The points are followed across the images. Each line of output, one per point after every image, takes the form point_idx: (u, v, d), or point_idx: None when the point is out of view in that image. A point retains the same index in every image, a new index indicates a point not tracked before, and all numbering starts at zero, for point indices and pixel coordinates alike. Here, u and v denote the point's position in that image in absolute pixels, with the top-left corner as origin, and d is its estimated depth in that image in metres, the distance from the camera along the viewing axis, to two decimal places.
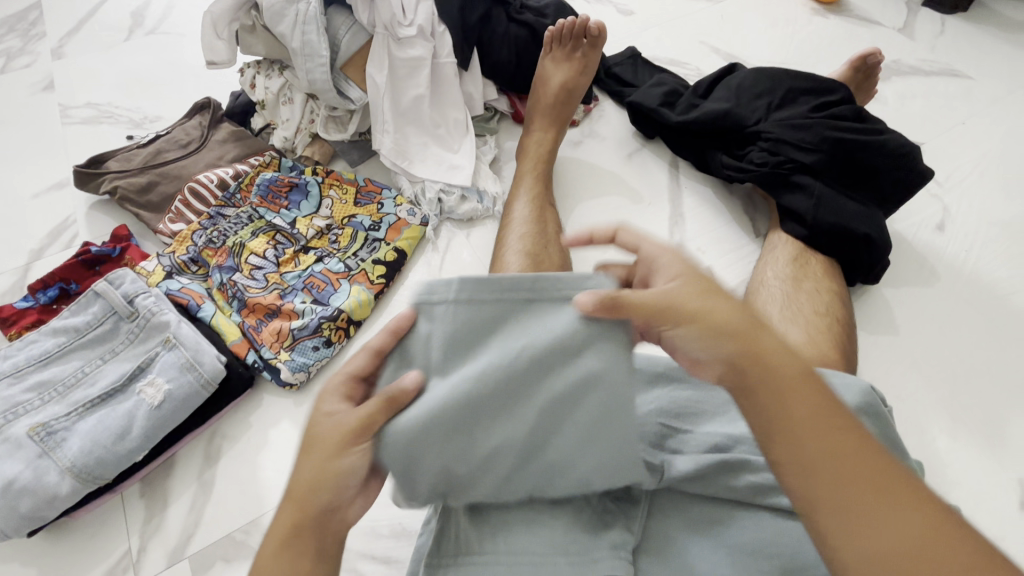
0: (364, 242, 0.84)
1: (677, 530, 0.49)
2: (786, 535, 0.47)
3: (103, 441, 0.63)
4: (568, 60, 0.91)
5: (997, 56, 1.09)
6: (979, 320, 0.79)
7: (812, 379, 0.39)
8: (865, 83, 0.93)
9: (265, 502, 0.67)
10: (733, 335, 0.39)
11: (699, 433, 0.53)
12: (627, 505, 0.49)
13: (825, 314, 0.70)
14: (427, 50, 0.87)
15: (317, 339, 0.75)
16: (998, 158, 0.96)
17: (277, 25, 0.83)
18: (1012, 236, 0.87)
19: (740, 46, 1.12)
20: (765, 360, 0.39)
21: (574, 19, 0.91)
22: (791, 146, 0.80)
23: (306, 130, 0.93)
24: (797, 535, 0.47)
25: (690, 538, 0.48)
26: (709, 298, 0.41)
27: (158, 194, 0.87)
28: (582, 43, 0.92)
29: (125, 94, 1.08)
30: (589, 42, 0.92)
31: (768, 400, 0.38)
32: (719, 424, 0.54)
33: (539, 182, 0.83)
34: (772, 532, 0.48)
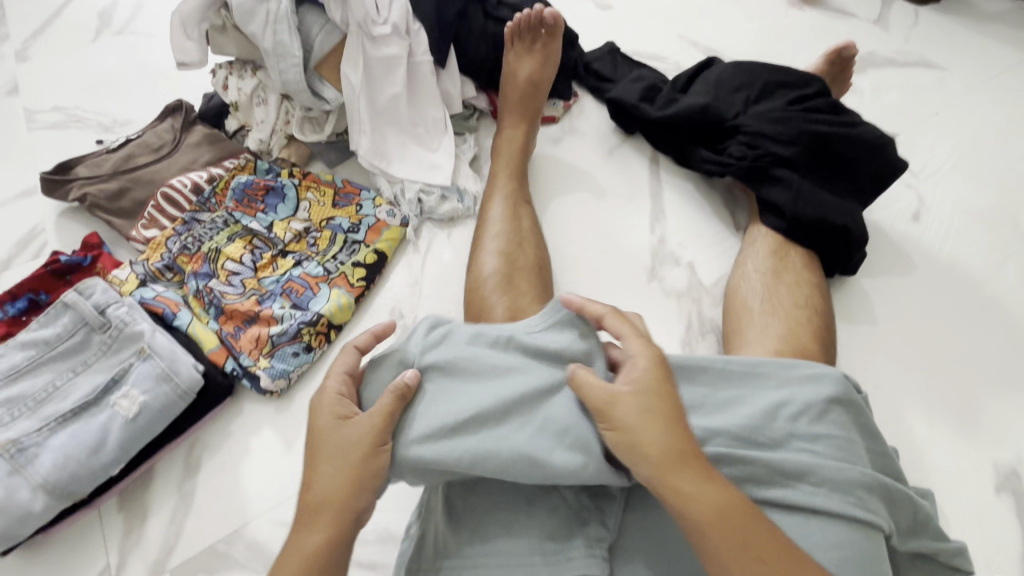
0: (343, 244, 0.83)
1: (651, 523, 0.52)
2: None
3: (77, 455, 0.62)
4: (529, 53, 0.91)
5: (969, 47, 1.10)
6: (955, 308, 0.81)
7: (730, 511, 0.46)
8: (840, 76, 0.94)
9: (247, 512, 0.66)
10: (658, 461, 0.47)
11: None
12: (602, 500, 0.52)
13: (805, 307, 0.70)
14: (402, 48, 0.87)
15: (296, 345, 0.74)
16: (971, 148, 0.97)
17: (248, 24, 0.81)
18: (984, 224, 0.88)
19: (718, 40, 1.12)
20: (691, 487, 0.46)
21: (528, 11, 0.91)
22: (768, 139, 0.81)
23: (282, 131, 0.91)
24: None
25: (662, 531, 0.52)
26: (649, 419, 0.48)
27: (129, 200, 0.85)
28: (541, 34, 0.91)
29: (93, 97, 1.05)
30: (546, 32, 0.91)
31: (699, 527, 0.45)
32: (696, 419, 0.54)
33: (513, 179, 0.83)
34: None
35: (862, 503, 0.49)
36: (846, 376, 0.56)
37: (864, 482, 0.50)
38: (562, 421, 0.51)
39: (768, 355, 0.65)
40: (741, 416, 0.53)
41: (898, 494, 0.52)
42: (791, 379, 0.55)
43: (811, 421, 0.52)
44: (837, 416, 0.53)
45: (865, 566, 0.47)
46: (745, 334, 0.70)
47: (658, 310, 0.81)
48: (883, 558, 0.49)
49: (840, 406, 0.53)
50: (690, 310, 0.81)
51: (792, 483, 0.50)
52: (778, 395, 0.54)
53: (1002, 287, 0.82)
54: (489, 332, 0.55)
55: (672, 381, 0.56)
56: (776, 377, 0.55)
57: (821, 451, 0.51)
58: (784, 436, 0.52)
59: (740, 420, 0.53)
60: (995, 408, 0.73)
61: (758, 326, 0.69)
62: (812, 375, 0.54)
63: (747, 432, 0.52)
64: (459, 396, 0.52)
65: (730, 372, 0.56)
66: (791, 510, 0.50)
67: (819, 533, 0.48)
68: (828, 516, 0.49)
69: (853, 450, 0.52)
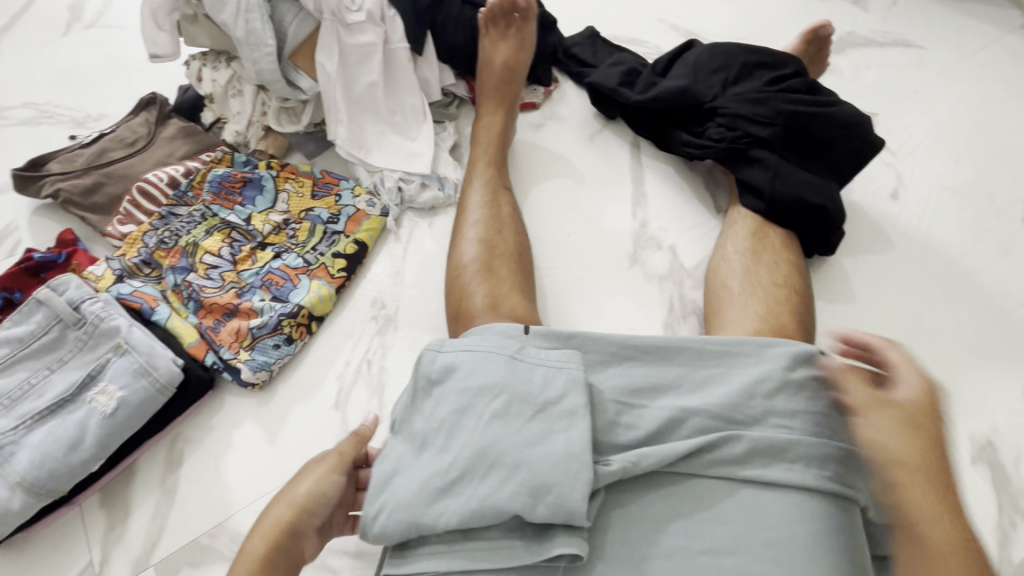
0: (322, 235, 0.82)
1: (633, 502, 0.50)
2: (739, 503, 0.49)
3: (54, 453, 0.61)
4: (506, 39, 0.90)
5: (947, 26, 1.11)
6: (932, 285, 0.82)
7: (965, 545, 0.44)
8: (817, 56, 0.94)
9: (231, 505, 0.66)
10: (904, 455, 0.48)
11: (653, 408, 0.54)
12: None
13: (784, 286, 0.70)
14: (378, 36, 0.86)
15: (277, 337, 0.74)
16: (949, 125, 0.98)
17: (219, 13, 0.80)
18: (961, 200, 0.89)
19: (699, 22, 1.12)
20: (932, 490, 0.46)
21: None
22: (746, 120, 0.81)
23: (258, 122, 0.90)
24: (749, 503, 0.49)
25: (645, 509, 0.50)
26: (909, 428, 0.49)
27: (103, 196, 0.84)
28: (514, 18, 0.91)
29: (65, 92, 1.03)
30: (521, 16, 0.91)
31: (915, 529, 0.46)
32: (673, 397, 0.55)
33: (493, 166, 0.82)
34: (725, 501, 0.50)
35: (839, 477, 0.50)
36: (825, 352, 0.57)
37: (840, 458, 0.50)
38: (538, 401, 0.51)
39: (748, 334, 0.66)
40: (719, 394, 0.53)
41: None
42: (767, 357, 0.55)
43: (788, 397, 0.52)
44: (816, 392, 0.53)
45: (841, 540, 0.48)
46: (725, 314, 0.70)
47: (640, 294, 0.81)
48: (858, 531, 0.49)
49: (818, 382, 0.53)
50: (672, 293, 0.81)
51: (770, 460, 0.50)
52: (758, 373, 0.54)
53: (980, 262, 0.83)
54: (485, 350, 0.54)
55: (648, 362, 0.57)
56: (753, 355, 0.55)
57: (797, 428, 0.51)
58: (761, 413, 0.52)
59: (717, 398, 0.53)
60: (972, 381, 0.74)
61: (738, 306, 0.70)
62: (789, 352, 0.54)
63: (725, 411, 0.52)
64: (445, 403, 0.52)
65: (709, 353, 0.56)
66: (770, 487, 0.49)
67: (796, 508, 0.48)
68: (806, 492, 0.49)
69: (830, 426, 0.52)
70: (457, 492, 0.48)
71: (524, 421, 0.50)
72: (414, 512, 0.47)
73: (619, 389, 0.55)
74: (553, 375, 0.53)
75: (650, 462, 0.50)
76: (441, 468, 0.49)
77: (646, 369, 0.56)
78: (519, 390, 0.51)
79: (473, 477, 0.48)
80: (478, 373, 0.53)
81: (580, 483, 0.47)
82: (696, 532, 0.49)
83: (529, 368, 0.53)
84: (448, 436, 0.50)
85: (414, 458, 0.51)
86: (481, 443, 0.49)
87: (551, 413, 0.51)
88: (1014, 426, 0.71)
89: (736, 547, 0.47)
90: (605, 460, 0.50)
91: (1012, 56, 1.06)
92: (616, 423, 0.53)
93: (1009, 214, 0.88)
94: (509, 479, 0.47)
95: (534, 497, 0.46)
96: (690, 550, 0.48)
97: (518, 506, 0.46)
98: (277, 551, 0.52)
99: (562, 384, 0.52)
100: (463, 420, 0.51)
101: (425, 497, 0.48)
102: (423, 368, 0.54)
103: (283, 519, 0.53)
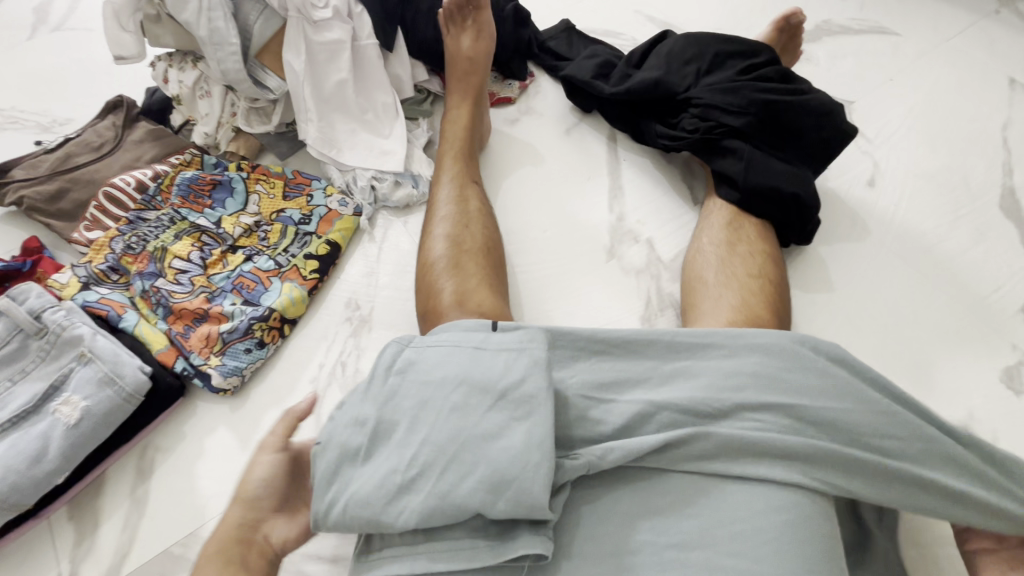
0: (294, 237, 0.80)
1: (600, 499, 0.50)
2: (707, 496, 0.49)
3: (15, 466, 0.59)
4: (473, 32, 0.89)
5: (921, 12, 1.11)
6: (908, 271, 0.82)
7: None
8: (791, 44, 0.93)
9: (203, 513, 0.65)
10: None
11: (621, 402, 0.53)
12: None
13: (759, 276, 0.70)
14: (345, 32, 0.84)
15: (248, 341, 0.72)
16: (924, 111, 0.98)
17: (181, 12, 0.78)
18: (937, 186, 0.89)
19: (675, 13, 1.11)
20: None
21: None
22: (720, 110, 0.80)
23: (227, 123, 0.88)
24: (716, 496, 0.49)
25: (613, 506, 0.50)
26: None
27: (69, 202, 0.82)
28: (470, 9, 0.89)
29: (32, 96, 1.01)
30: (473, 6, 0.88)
31: None
32: (642, 391, 0.54)
33: (461, 161, 0.81)
34: (692, 496, 0.49)
35: (810, 469, 0.49)
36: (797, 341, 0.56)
37: (817, 450, 0.49)
38: (504, 397, 0.50)
39: (722, 325, 0.65)
40: (685, 388, 0.53)
41: (870, 461, 0.50)
42: (738, 348, 0.55)
43: (759, 390, 0.52)
44: (788, 382, 0.52)
45: (812, 531, 0.47)
46: (701, 305, 0.70)
47: (618, 288, 0.81)
48: (829, 522, 0.48)
49: (791, 372, 0.53)
50: (649, 286, 0.81)
51: (739, 453, 0.49)
52: (727, 364, 0.54)
53: (955, 248, 0.83)
54: (449, 345, 0.55)
55: (617, 355, 0.56)
56: (723, 346, 0.55)
57: (768, 419, 0.51)
58: (731, 406, 0.52)
59: (685, 391, 0.53)
60: (947, 367, 0.74)
61: (713, 297, 0.69)
62: (758, 343, 0.54)
63: (693, 404, 0.52)
64: (405, 400, 0.51)
65: (678, 345, 0.56)
66: (738, 480, 0.49)
67: (763, 500, 0.48)
68: (775, 483, 0.48)
69: (805, 418, 0.51)
70: (415, 490, 0.47)
71: (490, 417, 0.49)
72: (375, 510, 0.47)
73: (585, 382, 0.55)
74: (515, 359, 0.52)
75: (616, 456, 0.49)
76: (400, 465, 0.48)
77: (615, 363, 0.56)
78: (479, 380, 0.51)
79: (432, 473, 0.47)
80: (440, 368, 0.52)
81: (540, 478, 0.46)
82: (662, 527, 0.48)
83: (492, 356, 0.53)
84: (408, 433, 0.50)
85: (374, 457, 0.50)
86: (444, 440, 0.48)
87: (513, 405, 0.50)
88: (990, 411, 0.71)
89: (705, 541, 0.47)
90: (571, 456, 0.50)
91: (986, 40, 1.07)
92: (584, 417, 0.52)
93: (984, 199, 0.88)
94: (468, 476, 0.46)
95: (493, 493, 0.46)
96: (658, 544, 0.48)
97: (479, 504, 0.46)
98: (233, 547, 0.52)
99: (524, 367, 0.51)
100: (425, 417, 0.50)
101: (385, 496, 0.47)
102: (384, 358, 0.55)
103: (233, 519, 0.53)
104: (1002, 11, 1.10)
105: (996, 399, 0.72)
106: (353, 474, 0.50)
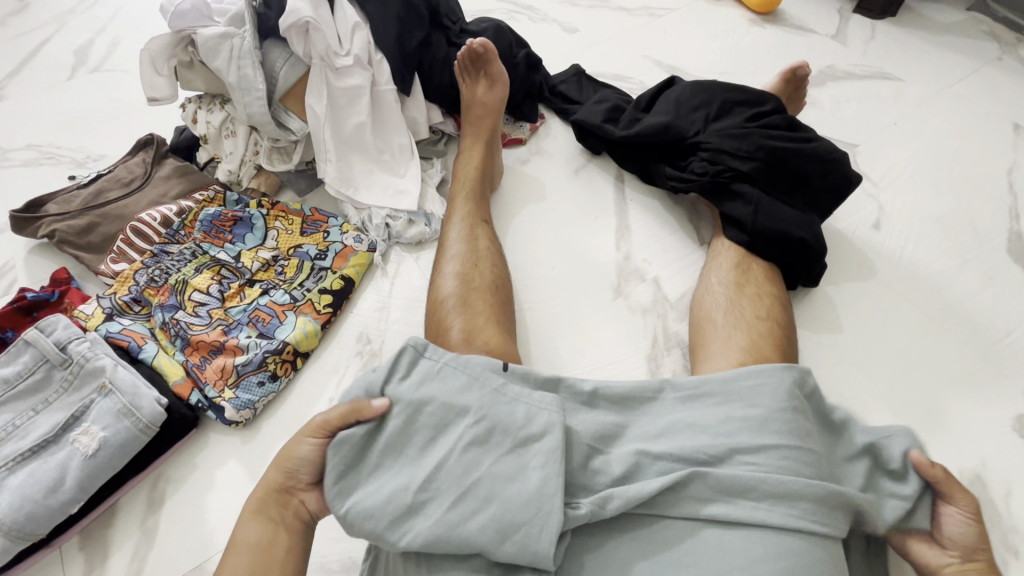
0: (310, 272, 0.83)
1: (600, 545, 0.50)
2: (702, 544, 0.49)
3: (33, 495, 0.61)
4: (487, 82, 0.92)
5: (924, 59, 1.14)
6: (916, 315, 0.82)
7: None
8: (796, 95, 0.96)
9: (210, 546, 0.66)
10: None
11: (617, 453, 0.54)
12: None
13: (768, 318, 0.71)
14: (366, 78, 0.88)
15: (261, 374, 0.74)
16: (929, 155, 0.99)
17: (212, 60, 0.83)
18: (944, 229, 0.90)
19: (682, 58, 1.16)
20: None
21: (466, 46, 0.93)
22: (729, 155, 0.82)
23: (250, 161, 0.92)
24: (712, 544, 0.49)
25: (612, 553, 0.50)
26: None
27: (98, 235, 0.85)
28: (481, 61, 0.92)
29: (69, 134, 1.07)
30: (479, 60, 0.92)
31: None
32: (637, 442, 0.55)
33: (472, 202, 0.84)
34: (692, 543, 0.49)
35: (808, 514, 0.49)
36: (792, 372, 0.56)
37: (809, 493, 0.49)
38: (519, 435, 0.51)
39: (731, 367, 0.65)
40: (684, 441, 0.53)
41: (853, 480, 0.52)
42: (731, 395, 0.55)
43: (752, 433, 0.52)
44: (782, 424, 0.52)
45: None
46: (710, 345, 0.70)
47: (626, 327, 0.82)
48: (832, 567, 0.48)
49: (785, 413, 0.53)
50: (655, 326, 0.82)
51: (734, 498, 0.50)
52: (722, 413, 0.54)
53: (964, 291, 0.83)
54: (467, 369, 0.55)
55: (614, 408, 0.58)
56: (715, 394, 0.56)
57: (764, 463, 0.51)
58: (725, 451, 0.52)
59: (682, 443, 0.53)
60: (960, 414, 0.73)
61: (722, 337, 0.69)
62: (757, 387, 0.54)
63: (687, 452, 0.52)
64: (414, 437, 0.52)
65: (687, 387, 0.57)
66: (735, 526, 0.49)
67: (761, 546, 0.48)
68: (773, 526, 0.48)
69: (801, 459, 0.51)
70: (423, 514, 0.48)
71: (494, 457, 0.50)
72: (378, 526, 0.48)
73: (588, 436, 0.55)
74: (534, 413, 0.53)
75: (619, 499, 0.50)
76: (411, 485, 0.49)
77: (614, 415, 0.57)
78: (499, 422, 0.52)
79: (441, 501, 0.48)
80: (464, 393, 0.54)
81: (550, 524, 0.47)
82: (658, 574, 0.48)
83: (511, 403, 0.54)
84: (423, 450, 0.51)
85: (383, 471, 0.51)
86: (459, 474, 0.49)
87: (527, 449, 0.51)
88: (1003, 460, 0.70)
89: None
90: (574, 503, 0.50)
91: (989, 86, 1.09)
92: (587, 466, 0.53)
93: (991, 243, 0.88)
94: (479, 511, 0.48)
95: (501, 534, 0.47)
96: None
97: (484, 541, 0.47)
98: (272, 509, 0.55)
99: (543, 422, 0.52)
100: (439, 439, 0.52)
101: (389, 515, 0.48)
102: (400, 368, 0.56)
103: (272, 483, 0.55)
104: (1004, 58, 1.14)
105: (1009, 449, 0.71)
106: (360, 480, 0.51)
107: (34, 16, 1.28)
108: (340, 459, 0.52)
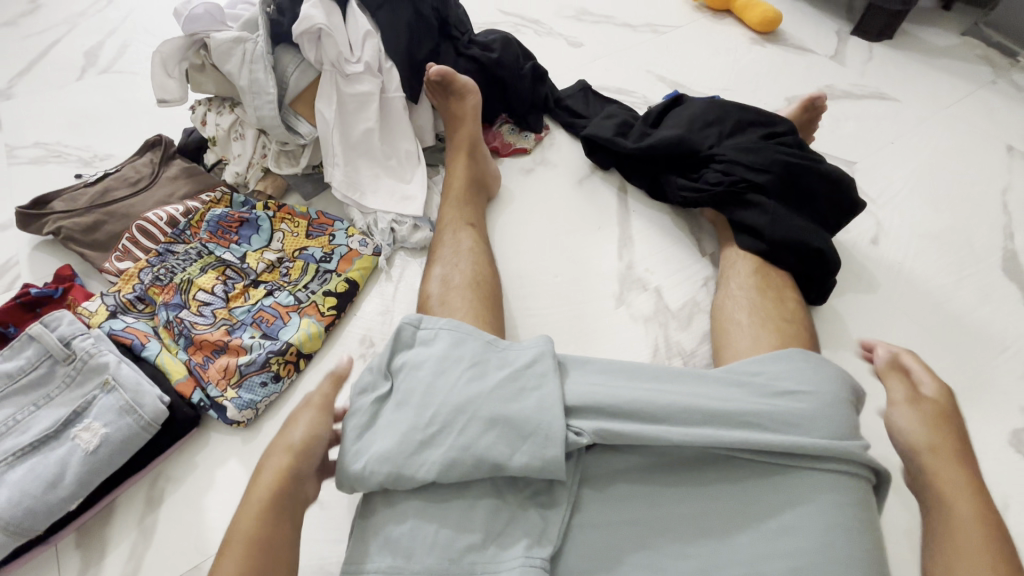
0: (314, 274, 0.84)
1: (597, 533, 0.53)
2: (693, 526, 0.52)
3: (32, 491, 0.61)
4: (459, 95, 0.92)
5: (920, 80, 1.17)
6: (917, 330, 0.83)
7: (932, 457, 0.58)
8: (809, 125, 0.98)
9: (207, 546, 0.65)
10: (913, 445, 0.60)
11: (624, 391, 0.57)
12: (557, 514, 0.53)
13: (791, 321, 0.72)
14: (375, 85, 0.89)
15: (264, 374, 0.74)
16: (927, 174, 1.01)
17: (225, 63, 0.84)
18: (941, 245, 0.92)
19: (685, 74, 1.18)
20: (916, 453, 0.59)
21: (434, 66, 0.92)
22: (743, 167, 0.83)
23: (258, 164, 0.93)
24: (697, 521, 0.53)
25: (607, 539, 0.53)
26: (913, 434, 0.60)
27: (104, 233, 0.86)
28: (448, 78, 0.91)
29: (76, 133, 1.07)
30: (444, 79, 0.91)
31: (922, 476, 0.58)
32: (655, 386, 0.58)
33: (464, 206, 0.86)
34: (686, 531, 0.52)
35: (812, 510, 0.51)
36: (792, 353, 0.60)
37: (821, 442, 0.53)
38: (516, 365, 0.58)
39: None
40: (684, 395, 0.56)
41: (843, 400, 0.56)
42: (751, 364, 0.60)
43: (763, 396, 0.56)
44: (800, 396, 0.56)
45: (812, 526, 0.50)
46: (735, 345, 0.71)
47: (629, 335, 0.82)
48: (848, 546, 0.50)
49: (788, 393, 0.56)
50: (657, 335, 0.82)
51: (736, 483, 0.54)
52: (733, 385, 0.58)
53: (962, 306, 0.85)
54: (462, 329, 0.61)
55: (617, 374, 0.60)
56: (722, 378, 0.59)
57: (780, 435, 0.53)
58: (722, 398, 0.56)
59: (689, 396, 0.56)
60: None
61: (749, 336, 0.70)
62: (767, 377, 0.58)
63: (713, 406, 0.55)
64: (417, 377, 0.58)
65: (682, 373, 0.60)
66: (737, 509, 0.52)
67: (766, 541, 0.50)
68: (782, 484, 0.52)
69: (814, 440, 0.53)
70: (437, 443, 0.53)
71: (496, 380, 0.56)
72: (395, 464, 0.53)
73: (586, 378, 0.59)
74: (523, 351, 0.60)
75: (619, 435, 0.54)
76: (419, 423, 0.54)
77: None
78: (494, 363, 0.58)
79: (465, 441, 0.53)
80: (458, 347, 0.59)
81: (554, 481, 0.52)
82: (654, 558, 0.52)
83: (504, 350, 0.60)
84: (425, 396, 0.56)
85: (390, 419, 0.56)
86: (483, 419, 0.54)
87: (523, 394, 0.56)
88: (1002, 475, 0.70)
89: (708, 537, 0.52)
90: (577, 430, 0.54)
91: (983, 110, 1.12)
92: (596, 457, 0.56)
93: (988, 261, 0.90)
94: (486, 430, 0.53)
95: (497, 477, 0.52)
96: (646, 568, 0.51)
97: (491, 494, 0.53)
98: (282, 498, 0.53)
99: (531, 355, 0.59)
100: (441, 380, 0.57)
101: (407, 450, 0.53)
102: (402, 341, 0.61)
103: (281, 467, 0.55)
104: (998, 82, 1.17)
105: (1007, 464, 0.71)
106: (373, 436, 0.56)
107: (46, 17, 1.30)
108: (360, 420, 0.57)
